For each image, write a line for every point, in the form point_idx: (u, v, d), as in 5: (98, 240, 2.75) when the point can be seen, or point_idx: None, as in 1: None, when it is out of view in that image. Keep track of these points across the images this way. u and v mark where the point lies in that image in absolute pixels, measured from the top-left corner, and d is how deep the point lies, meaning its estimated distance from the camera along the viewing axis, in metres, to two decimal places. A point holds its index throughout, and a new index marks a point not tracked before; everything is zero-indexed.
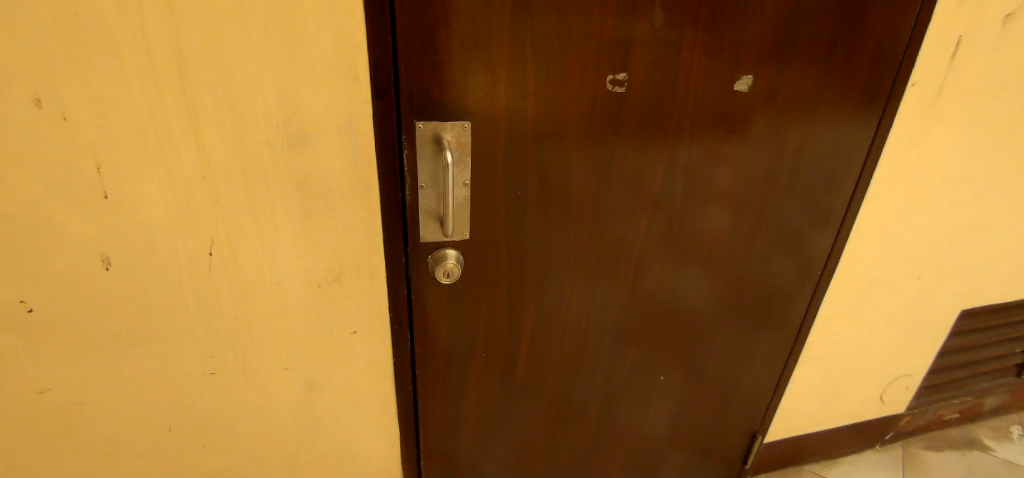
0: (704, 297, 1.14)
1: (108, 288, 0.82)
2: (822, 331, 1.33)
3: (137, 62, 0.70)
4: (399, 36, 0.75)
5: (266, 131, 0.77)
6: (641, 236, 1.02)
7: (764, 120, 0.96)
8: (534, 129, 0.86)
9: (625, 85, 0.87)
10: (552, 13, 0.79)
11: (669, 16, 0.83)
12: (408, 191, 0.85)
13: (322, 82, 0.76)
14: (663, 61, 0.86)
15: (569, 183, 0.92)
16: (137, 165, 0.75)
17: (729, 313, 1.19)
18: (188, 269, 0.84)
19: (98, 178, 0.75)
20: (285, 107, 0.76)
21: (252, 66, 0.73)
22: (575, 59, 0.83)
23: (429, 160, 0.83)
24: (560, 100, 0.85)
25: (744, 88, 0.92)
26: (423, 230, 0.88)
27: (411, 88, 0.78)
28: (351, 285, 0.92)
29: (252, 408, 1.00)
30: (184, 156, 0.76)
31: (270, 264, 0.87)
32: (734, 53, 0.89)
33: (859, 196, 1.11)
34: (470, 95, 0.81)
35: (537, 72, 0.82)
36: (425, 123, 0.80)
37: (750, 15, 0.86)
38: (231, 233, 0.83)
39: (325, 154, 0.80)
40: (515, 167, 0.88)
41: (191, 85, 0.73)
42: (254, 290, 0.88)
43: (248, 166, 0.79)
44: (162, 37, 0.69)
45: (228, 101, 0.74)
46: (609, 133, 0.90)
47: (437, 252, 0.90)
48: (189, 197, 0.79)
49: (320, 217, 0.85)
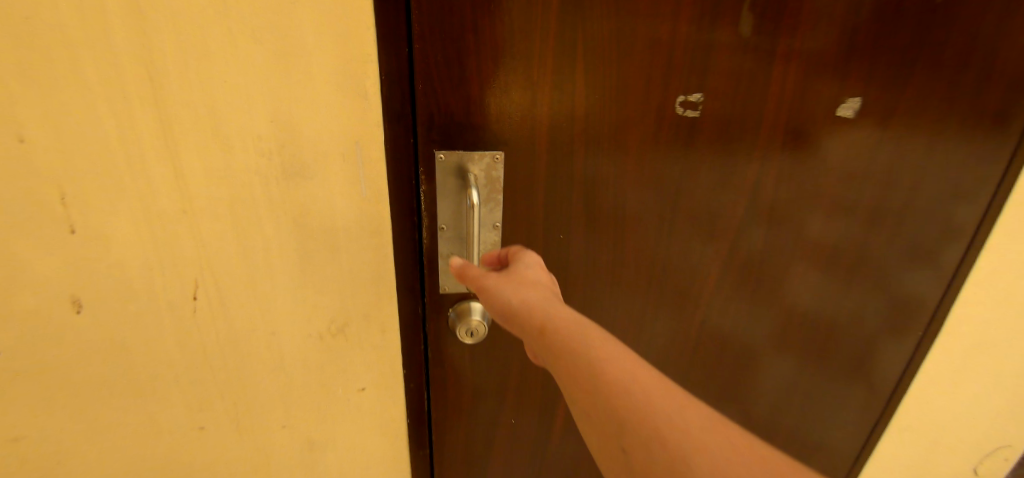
0: (779, 357, 0.95)
1: (82, 334, 0.72)
2: (918, 400, 1.11)
3: (104, 76, 0.58)
4: (416, 47, 0.61)
5: (257, 159, 0.63)
6: (710, 286, 0.84)
7: (869, 153, 0.77)
8: (583, 161, 0.70)
9: (699, 109, 0.69)
10: (608, 21, 0.63)
11: (757, 25, 0.66)
12: (427, 233, 0.71)
13: (323, 100, 0.62)
14: (750, 79, 0.69)
15: (625, 224, 0.75)
16: (107, 197, 0.63)
17: (808, 375, 0.99)
18: (170, 315, 0.72)
19: (64, 210, 0.64)
20: (278, 131, 0.62)
21: (239, 82, 0.60)
22: (639, 75, 0.66)
23: (451, 198, 0.69)
24: (617, 126, 0.69)
25: (849, 113, 0.74)
26: (444, 278, 0.74)
27: (429, 110, 0.64)
28: (358, 339, 0.77)
29: (246, 466, 0.87)
30: (161, 188, 0.64)
31: (264, 311, 0.74)
32: (839, 71, 0.71)
33: (980, 243, 0.91)
34: (503, 120, 0.66)
35: (588, 92, 0.66)
36: (447, 153, 0.66)
37: (863, 22, 0.68)
38: (218, 276, 0.70)
39: (326, 186, 0.66)
40: (558, 206, 0.72)
41: (167, 104, 0.60)
42: (247, 340, 0.75)
43: (233, 199, 0.65)
44: (132, 43, 0.57)
45: (211, 124, 0.61)
46: (676, 167, 0.73)
47: (461, 305, 0.76)
48: (169, 234, 0.67)
49: (320, 261, 0.71)
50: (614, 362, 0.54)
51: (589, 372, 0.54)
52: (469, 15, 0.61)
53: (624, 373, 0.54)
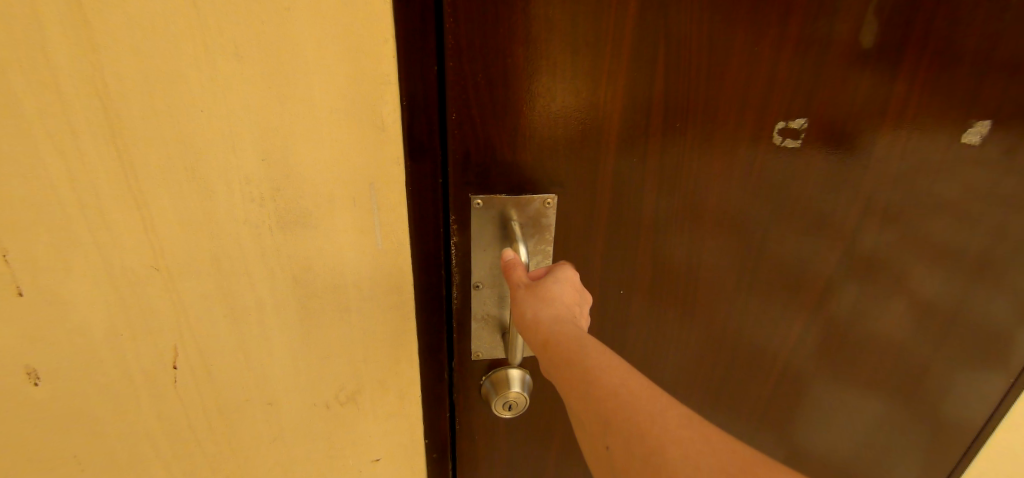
0: (860, 421, 0.81)
1: (38, 411, 0.58)
2: (1009, 460, 0.97)
3: (51, 104, 0.45)
4: (450, 65, 0.50)
5: (247, 204, 0.51)
6: (784, 343, 0.71)
7: (975, 185, 0.66)
8: (658, 200, 0.59)
9: (802, 137, 0.60)
10: (683, 32, 0.53)
11: (856, 34, 0.56)
12: (459, 292, 0.60)
13: (332, 131, 0.50)
14: (865, 102, 0.59)
15: (700, 274, 0.64)
16: (61, 252, 0.51)
17: (892, 441, 0.84)
18: (146, 386, 0.60)
19: (6, 268, 0.51)
20: (274, 170, 0.50)
21: (226, 111, 0.47)
22: (733, 98, 0.56)
23: (487, 252, 0.58)
24: (706, 159, 0.58)
25: (975, 139, 0.64)
26: (477, 343, 0.62)
27: (464, 145, 0.53)
28: (372, 407, 0.65)
29: None
30: (128, 241, 0.51)
31: (260, 380, 0.61)
32: (948, 89, 0.60)
33: None
34: (554, 153, 0.55)
35: (671, 118, 0.56)
36: (486, 198, 0.55)
37: (997, 34, 0.59)
38: (203, 341, 0.58)
39: (334, 235, 0.54)
40: (623, 253, 0.61)
41: (134, 138, 0.47)
42: (239, 412, 0.63)
43: (220, 254, 0.53)
44: (90, 62, 0.44)
45: (190, 163, 0.49)
46: (757, 205, 0.62)
47: (496, 374, 0.64)
48: (140, 294, 0.54)
49: (327, 321, 0.58)
50: (622, 387, 0.43)
51: (589, 392, 0.43)
52: (518, 29, 0.50)
53: (632, 399, 0.42)
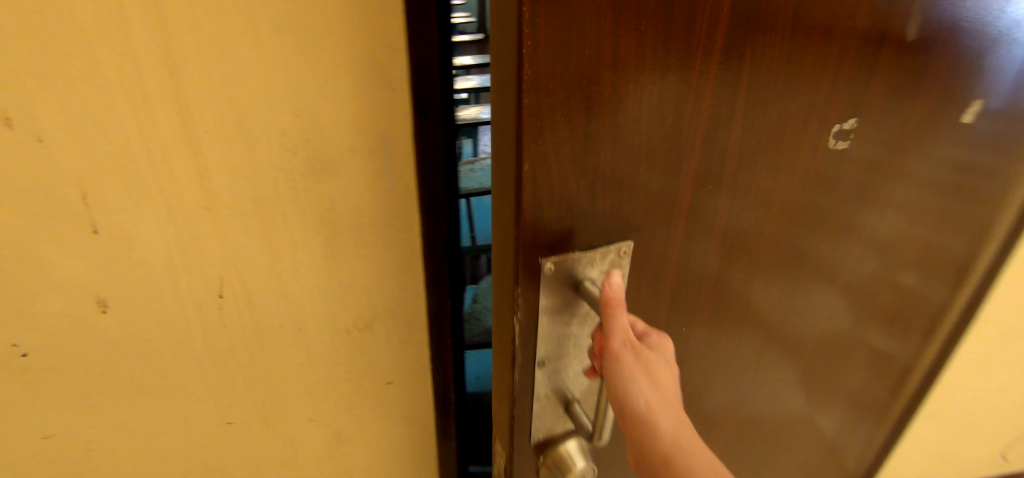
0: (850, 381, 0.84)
1: (109, 333, 0.71)
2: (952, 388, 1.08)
3: (122, 74, 0.55)
4: (525, 98, 0.39)
5: (281, 154, 0.61)
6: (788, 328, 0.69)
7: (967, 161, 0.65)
8: (713, 220, 0.53)
9: (850, 138, 0.55)
10: (777, 78, 0.48)
11: (922, 60, 0.54)
12: (522, 372, 0.54)
13: (348, 93, 0.59)
14: (898, 89, 0.54)
15: (727, 287, 0.60)
16: (130, 197, 0.62)
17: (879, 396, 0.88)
18: (196, 313, 0.71)
19: (86, 211, 0.62)
20: (303, 126, 0.60)
21: (262, 78, 0.57)
22: (777, 59, 0.47)
23: (552, 319, 0.51)
24: (755, 155, 0.51)
25: (972, 118, 0.61)
26: (538, 419, 0.57)
27: (533, 191, 0.43)
28: (384, 333, 0.76)
29: (274, 461, 0.87)
30: (184, 188, 0.62)
31: (291, 309, 0.72)
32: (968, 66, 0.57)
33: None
34: (628, 178, 0.46)
35: (724, 111, 0.47)
36: (558, 262, 0.47)
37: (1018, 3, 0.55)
38: (243, 274, 0.69)
39: (352, 183, 0.64)
40: (677, 281, 0.56)
41: (187, 101, 0.57)
42: (274, 338, 0.75)
43: (259, 199, 0.64)
44: (147, 35, 0.54)
45: (233, 121, 0.59)
46: (783, 205, 0.56)
47: (555, 450, 0.60)
48: (193, 234, 0.65)
49: (347, 257, 0.69)
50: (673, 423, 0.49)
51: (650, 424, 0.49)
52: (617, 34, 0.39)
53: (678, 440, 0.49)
